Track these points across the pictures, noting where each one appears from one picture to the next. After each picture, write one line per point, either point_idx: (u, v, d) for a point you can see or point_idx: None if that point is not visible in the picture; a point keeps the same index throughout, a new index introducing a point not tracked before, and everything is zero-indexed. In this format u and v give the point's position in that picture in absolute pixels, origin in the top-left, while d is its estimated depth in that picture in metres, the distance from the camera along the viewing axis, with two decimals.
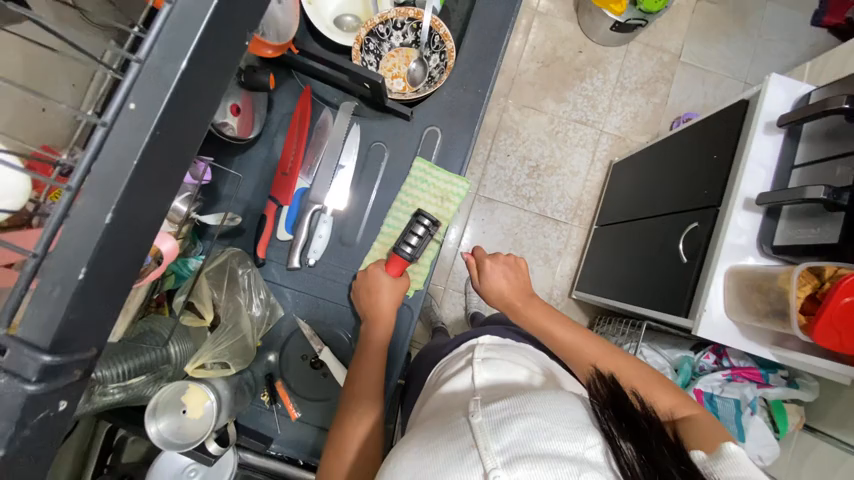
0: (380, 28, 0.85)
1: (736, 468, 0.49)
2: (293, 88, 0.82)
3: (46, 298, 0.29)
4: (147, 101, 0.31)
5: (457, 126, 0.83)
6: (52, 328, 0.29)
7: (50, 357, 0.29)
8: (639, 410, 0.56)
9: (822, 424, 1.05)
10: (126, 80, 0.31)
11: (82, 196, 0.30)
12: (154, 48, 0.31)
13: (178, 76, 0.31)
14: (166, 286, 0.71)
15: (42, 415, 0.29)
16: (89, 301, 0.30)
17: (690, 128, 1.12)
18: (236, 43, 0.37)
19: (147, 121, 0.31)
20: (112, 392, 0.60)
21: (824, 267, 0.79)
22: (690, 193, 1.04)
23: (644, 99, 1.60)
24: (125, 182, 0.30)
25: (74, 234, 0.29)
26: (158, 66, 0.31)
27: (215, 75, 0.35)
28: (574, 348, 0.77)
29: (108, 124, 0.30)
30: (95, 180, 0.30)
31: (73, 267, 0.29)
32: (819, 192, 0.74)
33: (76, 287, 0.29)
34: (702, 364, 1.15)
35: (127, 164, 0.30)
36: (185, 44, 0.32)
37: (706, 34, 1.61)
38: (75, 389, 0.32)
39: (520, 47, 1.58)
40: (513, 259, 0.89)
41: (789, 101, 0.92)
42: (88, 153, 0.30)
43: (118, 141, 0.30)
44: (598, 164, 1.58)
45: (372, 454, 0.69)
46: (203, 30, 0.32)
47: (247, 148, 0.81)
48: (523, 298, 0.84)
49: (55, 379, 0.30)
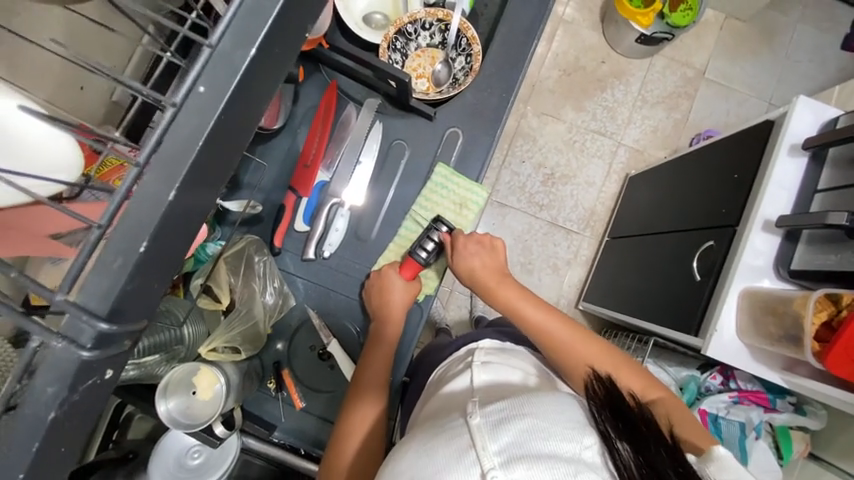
0: (408, 28, 0.87)
1: (727, 471, 0.51)
2: (320, 81, 0.83)
3: (108, 268, 0.30)
4: (216, 85, 0.32)
5: (480, 128, 0.84)
6: (111, 297, 0.30)
7: (106, 325, 0.29)
8: (634, 407, 0.55)
9: (828, 453, 1.04)
10: (197, 63, 0.32)
11: (149, 171, 0.31)
12: (226, 35, 0.32)
13: (246, 62, 0.32)
14: (184, 269, 0.72)
15: (89, 382, 0.30)
16: (145, 274, 0.31)
17: (711, 145, 1.11)
18: (297, 35, 0.37)
19: (214, 105, 0.32)
20: (127, 368, 0.61)
21: (841, 294, 0.77)
22: (708, 211, 1.03)
23: (665, 114, 1.59)
24: (188, 164, 0.31)
25: (140, 209, 0.30)
26: (228, 53, 0.32)
27: (275, 66, 0.36)
28: (554, 339, 0.74)
29: (177, 105, 0.31)
30: (161, 158, 0.31)
31: (136, 240, 0.30)
32: (841, 218, 0.73)
33: (136, 260, 0.30)
34: (708, 384, 1.13)
35: (193, 145, 0.31)
36: (255, 32, 0.32)
37: (733, 51, 1.59)
38: (121, 358, 0.33)
39: (542, 54, 1.58)
40: (488, 236, 0.83)
41: (815, 124, 0.90)
42: (159, 130, 0.31)
43: (185, 122, 0.31)
44: (614, 175, 1.57)
45: (374, 453, 0.70)
46: (273, 21, 0.33)
47: (271, 138, 0.82)
48: (496, 280, 0.81)
49: (107, 347, 0.30)
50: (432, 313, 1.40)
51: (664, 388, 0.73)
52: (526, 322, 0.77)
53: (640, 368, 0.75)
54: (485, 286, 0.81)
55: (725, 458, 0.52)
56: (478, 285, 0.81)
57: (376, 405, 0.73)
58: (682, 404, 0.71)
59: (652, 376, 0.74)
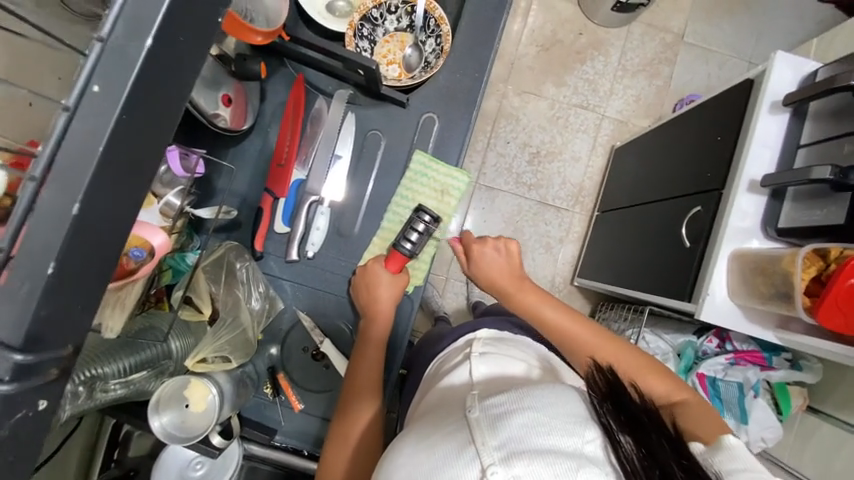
0: (374, 12, 0.84)
1: (734, 460, 0.51)
2: (287, 76, 0.80)
3: (15, 294, 0.28)
4: (111, 80, 0.30)
5: (454, 112, 0.82)
6: (23, 325, 0.29)
7: (21, 356, 0.29)
8: (640, 401, 0.54)
9: (825, 406, 1.06)
10: (88, 60, 0.30)
11: (47, 186, 0.29)
12: (117, 27, 0.30)
13: (143, 54, 0.30)
14: (163, 282, 0.68)
15: (19, 415, 0.30)
16: (61, 296, 0.30)
17: (693, 109, 1.10)
18: (205, 23, 0.35)
19: (111, 104, 0.30)
20: (114, 387, 0.60)
21: (830, 249, 0.76)
22: (693, 176, 1.02)
23: (647, 82, 1.57)
24: (89, 173, 0.29)
25: (41, 227, 0.29)
26: (121, 45, 0.30)
27: (184, 57, 0.34)
28: (564, 333, 0.75)
29: (71, 109, 0.29)
30: (58, 169, 0.29)
31: (41, 262, 0.29)
32: (825, 173, 0.73)
33: (45, 283, 0.29)
34: (704, 348, 1.14)
35: (93, 150, 0.29)
36: (149, 20, 0.30)
37: (711, 12, 1.57)
38: (55, 388, 0.32)
39: (519, 31, 1.54)
40: (504, 239, 0.83)
41: (795, 79, 0.89)
42: (52, 140, 0.29)
43: (82, 126, 0.29)
44: (600, 148, 1.56)
45: (367, 458, 0.70)
46: (167, 7, 0.31)
47: (241, 140, 0.79)
48: (515, 285, 0.80)
49: (28, 379, 0.30)
50: (429, 302, 1.40)
51: (691, 390, 0.72)
52: (546, 324, 0.77)
53: (664, 369, 0.73)
54: (504, 291, 0.81)
55: (734, 447, 0.52)
56: (496, 288, 0.82)
57: (372, 405, 0.73)
58: (715, 409, 0.69)
59: (677, 377, 0.72)
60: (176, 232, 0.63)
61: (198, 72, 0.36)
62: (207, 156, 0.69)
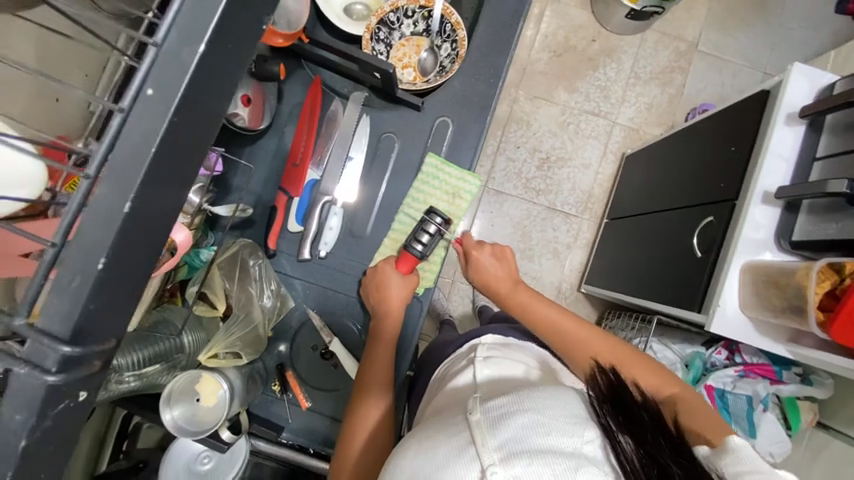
0: (391, 17, 0.85)
1: (740, 463, 0.49)
2: (304, 78, 0.81)
3: (65, 288, 0.29)
4: (166, 82, 0.31)
5: (468, 116, 0.82)
6: (71, 320, 0.29)
7: (69, 349, 0.30)
8: (639, 400, 0.55)
9: (836, 422, 1.04)
10: (144, 64, 0.30)
11: (100, 184, 0.30)
12: (171, 33, 0.31)
13: (196, 59, 0.31)
14: (179, 277, 0.71)
15: (62, 406, 0.30)
16: (109, 292, 0.31)
17: (708, 118, 1.09)
18: (252, 35, 0.36)
19: (163, 107, 0.30)
20: (128, 380, 0.60)
21: (845, 263, 0.77)
22: (706, 186, 1.02)
23: (659, 89, 1.56)
24: (140, 173, 0.30)
25: (94, 223, 0.30)
26: (175, 50, 0.31)
27: (233, 61, 0.35)
28: (559, 335, 0.78)
29: (126, 110, 0.30)
30: (112, 168, 0.30)
31: (93, 257, 0.30)
32: (841, 186, 0.72)
33: (96, 277, 0.30)
34: (713, 359, 1.13)
35: (146, 150, 0.30)
36: (203, 27, 0.31)
37: (725, 22, 1.56)
38: (95, 380, 0.32)
39: (531, 37, 1.55)
40: (499, 246, 0.86)
41: (811, 91, 0.88)
42: (107, 140, 0.30)
43: (135, 128, 0.30)
44: (610, 155, 1.55)
45: (383, 446, 0.70)
46: (221, 12, 0.31)
47: (257, 139, 0.80)
48: (510, 288, 0.83)
49: (75, 369, 0.30)
50: (435, 305, 1.40)
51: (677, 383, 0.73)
52: (538, 323, 0.79)
53: (654, 364, 0.75)
54: (498, 293, 0.84)
55: (740, 448, 0.51)
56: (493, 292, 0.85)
57: (380, 406, 0.73)
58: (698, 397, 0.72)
59: (665, 371, 0.74)
60: (194, 229, 0.64)
61: (240, 74, 0.37)
62: (223, 153, 0.70)
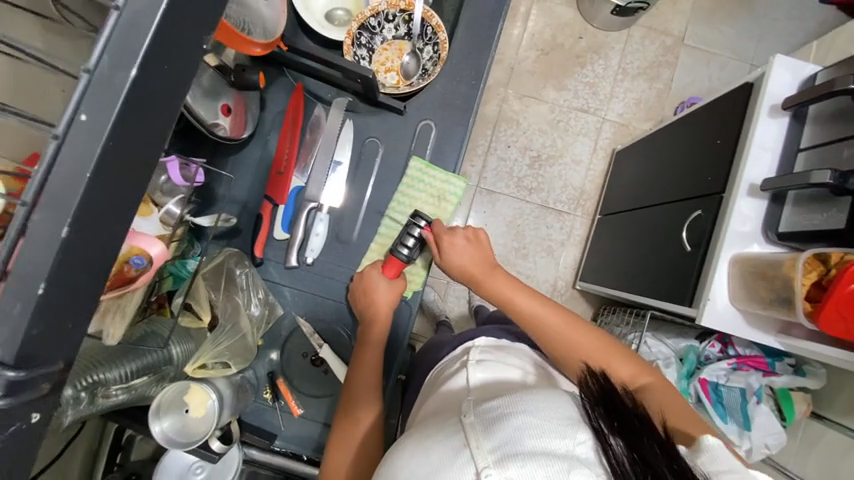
0: (372, 21, 0.85)
1: (716, 462, 0.48)
2: (286, 85, 0.82)
3: (6, 314, 0.30)
4: (97, 110, 0.31)
5: (451, 118, 0.82)
6: (15, 343, 0.30)
7: (14, 373, 0.30)
8: (629, 404, 0.54)
9: (829, 411, 1.04)
10: (76, 90, 0.30)
11: (38, 210, 0.30)
12: (103, 58, 0.31)
13: (128, 83, 0.31)
14: (165, 288, 0.68)
15: (13, 428, 0.30)
16: (51, 316, 0.31)
17: (694, 112, 1.09)
18: (194, 53, 0.36)
19: (99, 133, 0.31)
20: (116, 393, 0.60)
21: (831, 253, 0.77)
22: (693, 180, 1.02)
23: (648, 85, 1.56)
24: (78, 199, 0.30)
25: (31, 250, 0.30)
26: (107, 75, 0.31)
27: (171, 83, 0.35)
28: (538, 322, 0.75)
29: (60, 136, 0.30)
30: (48, 195, 0.30)
31: (32, 283, 0.30)
32: (825, 177, 0.73)
33: (36, 304, 0.30)
34: (707, 353, 1.13)
35: (81, 177, 0.30)
36: (134, 51, 0.31)
37: (712, 15, 1.57)
38: (47, 402, 0.33)
39: (519, 36, 1.55)
40: (473, 230, 0.82)
41: (794, 82, 0.89)
42: (42, 166, 0.30)
43: (70, 154, 0.30)
44: (600, 152, 1.55)
45: (375, 451, 0.71)
46: (153, 35, 0.32)
47: (240, 148, 0.81)
48: (486, 274, 0.80)
49: (23, 393, 0.31)
50: (429, 307, 1.40)
51: (654, 373, 0.72)
52: (518, 315, 0.77)
53: (634, 356, 0.74)
54: (475, 280, 0.80)
55: (713, 447, 0.50)
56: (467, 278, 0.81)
57: (370, 410, 0.73)
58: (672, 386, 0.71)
59: (640, 360, 0.73)
60: (176, 241, 0.64)
61: (183, 94, 0.37)
62: (205, 166, 0.70)
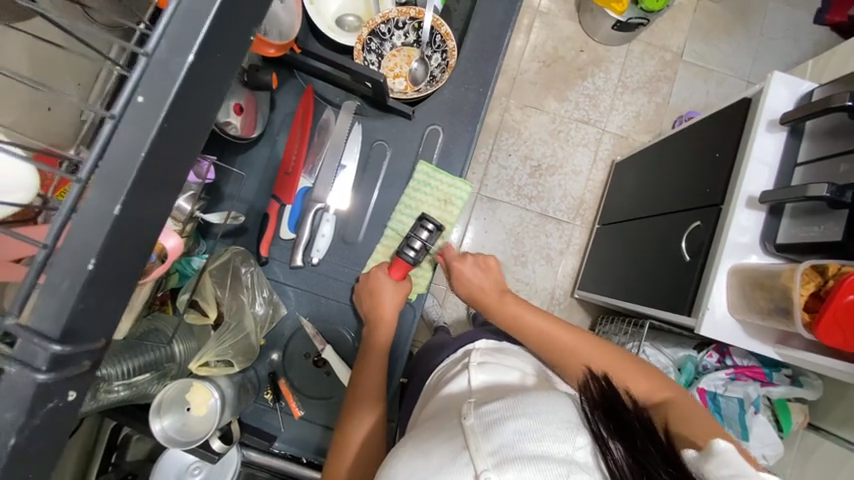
0: (382, 28, 0.86)
1: (726, 468, 0.46)
2: (296, 87, 0.83)
3: (56, 289, 0.30)
4: (155, 92, 0.31)
5: (459, 124, 0.83)
6: (62, 319, 0.30)
7: (59, 347, 0.30)
8: (633, 408, 0.55)
9: (826, 423, 1.05)
10: (134, 74, 0.31)
11: (91, 188, 0.30)
12: (161, 43, 0.32)
13: (185, 69, 0.32)
14: (170, 285, 0.72)
15: (51, 405, 0.30)
16: (98, 292, 0.31)
17: (693, 125, 1.11)
18: (238, 46, 0.37)
19: (154, 114, 0.31)
20: (118, 389, 0.60)
21: (828, 264, 0.78)
22: (693, 191, 1.04)
23: (647, 98, 1.59)
24: (131, 178, 0.31)
25: (83, 226, 0.30)
26: (165, 60, 0.32)
27: (218, 73, 0.36)
28: (552, 343, 0.76)
29: (116, 117, 0.31)
30: (103, 172, 0.31)
31: (83, 258, 0.30)
32: (822, 190, 0.74)
33: (85, 279, 0.30)
34: (705, 362, 1.14)
35: (136, 156, 0.31)
36: (192, 39, 0.32)
37: (708, 33, 1.61)
38: (83, 380, 0.33)
39: (521, 47, 1.59)
40: (482, 255, 0.86)
41: (791, 99, 0.91)
42: (97, 145, 0.31)
43: (126, 135, 0.31)
44: (600, 163, 1.58)
45: (376, 456, 0.70)
46: (207, 28, 0.32)
47: (249, 147, 0.81)
48: (498, 299, 0.82)
49: (64, 369, 0.31)
50: (429, 313, 1.40)
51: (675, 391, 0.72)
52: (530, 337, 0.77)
53: (648, 368, 0.74)
54: (487, 305, 0.83)
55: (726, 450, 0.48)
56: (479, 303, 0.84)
57: (369, 421, 0.72)
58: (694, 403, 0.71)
59: (660, 377, 0.73)
60: (185, 237, 0.64)
61: (228, 85, 0.37)
62: (216, 162, 0.74)
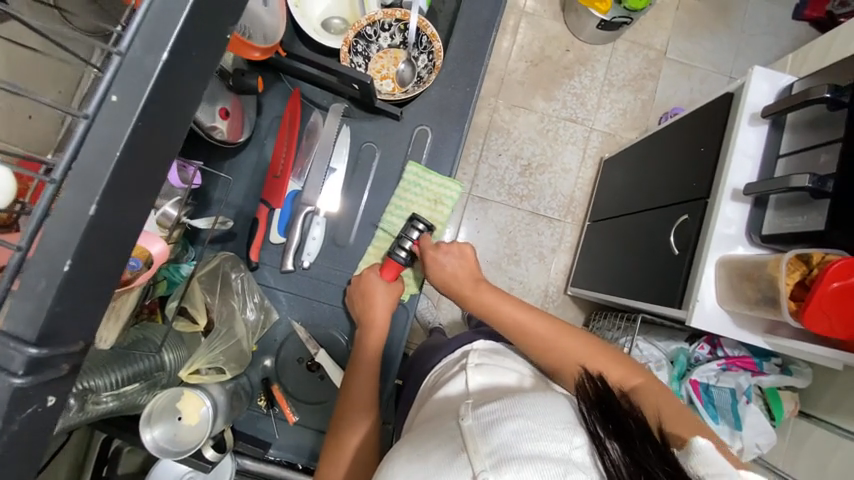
0: (368, 30, 0.86)
1: (708, 465, 0.45)
2: (283, 90, 0.82)
3: (31, 291, 0.29)
4: (129, 91, 0.31)
5: (447, 124, 0.84)
6: (39, 321, 0.29)
7: (35, 350, 0.29)
8: (628, 407, 0.53)
9: (816, 410, 1.06)
10: (107, 73, 0.31)
11: (65, 189, 0.30)
12: (135, 41, 0.32)
13: (159, 67, 0.32)
14: (158, 293, 0.70)
15: (29, 410, 0.30)
16: (76, 294, 0.31)
17: (678, 121, 1.13)
18: (216, 46, 0.37)
19: (128, 113, 0.31)
20: (106, 400, 0.58)
21: (812, 253, 0.80)
22: (679, 186, 1.05)
23: (633, 96, 1.60)
24: (106, 179, 0.30)
25: (57, 227, 0.30)
26: (139, 57, 0.31)
27: (196, 72, 0.35)
28: (526, 332, 0.75)
29: (90, 117, 0.31)
30: (77, 173, 0.30)
31: (58, 260, 0.30)
32: (804, 181, 0.76)
33: (61, 280, 0.30)
34: (697, 354, 1.16)
35: (111, 155, 0.31)
36: (166, 36, 0.32)
37: (692, 30, 1.64)
38: (64, 384, 0.32)
39: (508, 48, 1.60)
40: (458, 243, 0.82)
41: (772, 92, 0.93)
42: (71, 146, 0.30)
43: (99, 134, 0.31)
44: (589, 160, 1.59)
45: (367, 460, 0.70)
46: (181, 27, 0.32)
47: (237, 152, 0.81)
48: (471, 287, 0.80)
49: (41, 373, 0.30)
50: (423, 315, 1.39)
51: (648, 375, 0.72)
52: (506, 325, 0.77)
53: (623, 357, 0.74)
54: (461, 294, 0.80)
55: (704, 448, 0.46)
56: (452, 291, 0.81)
57: (362, 427, 0.71)
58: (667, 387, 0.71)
59: (633, 363, 0.73)
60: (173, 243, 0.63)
61: (205, 83, 0.37)
62: (203, 168, 0.72)
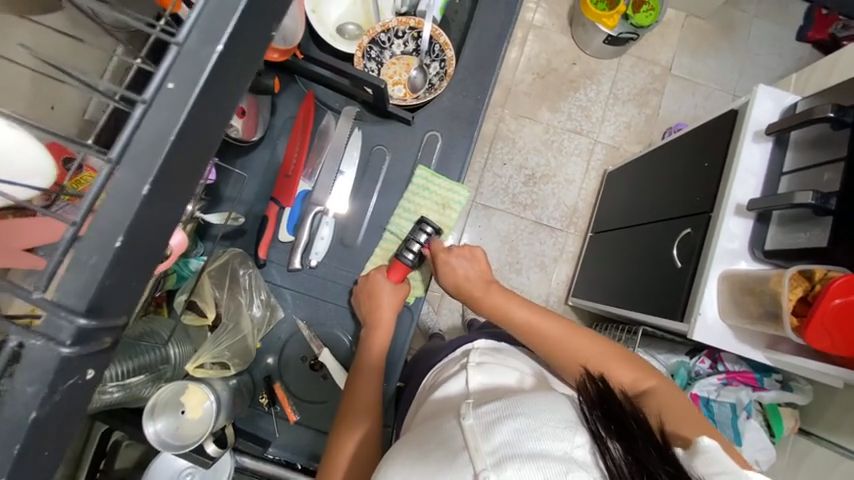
0: (382, 36, 0.88)
1: (713, 464, 0.46)
2: (297, 91, 0.84)
3: (83, 265, 0.30)
4: (186, 79, 0.32)
5: (457, 130, 0.85)
6: (88, 294, 0.30)
7: (85, 321, 0.30)
8: (628, 407, 0.54)
9: (817, 427, 1.06)
10: (165, 62, 0.32)
11: (121, 169, 0.31)
12: (192, 33, 0.33)
13: (214, 58, 0.33)
14: (167, 286, 0.72)
15: (71, 381, 0.30)
16: (124, 269, 0.31)
17: (682, 136, 1.15)
18: (260, 43, 0.38)
19: (183, 99, 0.32)
20: (112, 390, 0.59)
21: (814, 270, 0.81)
22: (683, 200, 1.06)
23: (637, 109, 1.63)
24: (160, 159, 0.31)
25: (113, 204, 0.31)
26: (195, 49, 0.33)
27: (242, 66, 0.37)
28: (537, 334, 0.76)
29: (147, 101, 0.31)
30: (134, 153, 0.31)
31: (111, 236, 0.30)
32: (808, 198, 0.77)
33: (113, 255, 0.30)
34: (697, 368, 1.15)
35: (165, 140, 0.31)
36: (221, 30, 0.33)
37: (696, 48, 1.66)
38: (102, 358, 0.33)
39: (515, 59, 1.62)
40: (469, 246, 0.84)
41: (776, 110, 0.94)
42: (129, 128, 0.31)
43: (155, 118, 0.32)
44: (592, 172, 1.61)
45: (368, 457, 0.70)
46: (235, 21, 0.34)
47: (250, 150, 0.82)
48: (483, 289, 0.81)
49: (86, 344, 0.30)
50: (424, 320, 1.40)
51: (660, 377, 0.73)
52: (516, 326, 0.78)
53: (634, 358, 0.75)
54: (473, 296, 0.81)
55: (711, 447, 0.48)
56: (464, 294, 0.82)
57: (361, 427, 0.71)
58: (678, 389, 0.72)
59: (645, 365, 0.74)
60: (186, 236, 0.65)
61: (249, 75, 0.38)
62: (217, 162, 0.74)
